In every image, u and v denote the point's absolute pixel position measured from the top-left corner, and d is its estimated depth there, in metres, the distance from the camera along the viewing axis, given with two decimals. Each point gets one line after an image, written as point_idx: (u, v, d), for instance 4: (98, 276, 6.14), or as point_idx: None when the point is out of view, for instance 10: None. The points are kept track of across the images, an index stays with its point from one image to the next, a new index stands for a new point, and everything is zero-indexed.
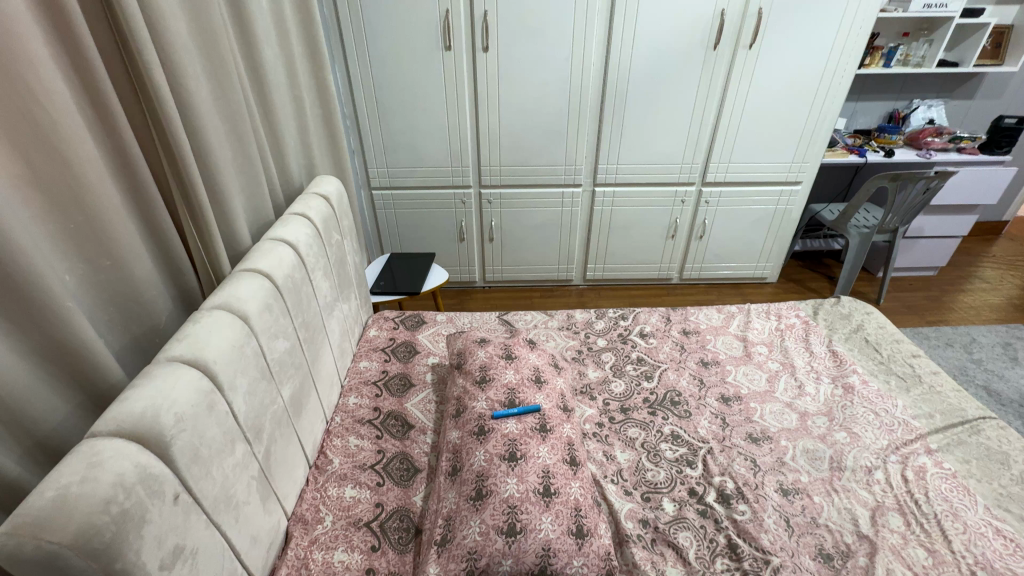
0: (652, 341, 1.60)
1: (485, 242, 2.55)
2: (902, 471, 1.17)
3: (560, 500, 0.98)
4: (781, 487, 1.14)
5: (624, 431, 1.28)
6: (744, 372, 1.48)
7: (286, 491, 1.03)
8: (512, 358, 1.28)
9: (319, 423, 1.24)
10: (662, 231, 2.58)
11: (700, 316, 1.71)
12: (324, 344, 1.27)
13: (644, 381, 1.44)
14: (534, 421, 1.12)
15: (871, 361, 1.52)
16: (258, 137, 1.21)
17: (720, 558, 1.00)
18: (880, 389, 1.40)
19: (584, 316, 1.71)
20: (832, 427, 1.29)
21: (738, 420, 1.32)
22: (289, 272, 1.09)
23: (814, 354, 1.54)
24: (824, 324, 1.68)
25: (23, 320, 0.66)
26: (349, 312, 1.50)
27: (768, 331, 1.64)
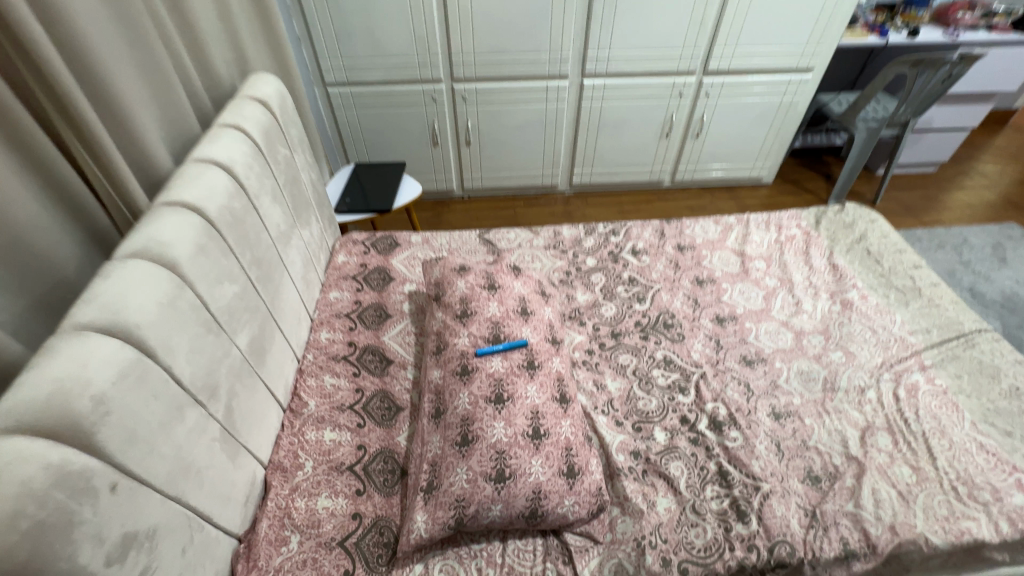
0: (645, 259, 1.49)
1: (461, 146, 2.30)
2: (894, 389, 1.16)
3: (551, 441, 0.94)
4: (773, 412, 1.11)
5: (615, 358, 1.23)
6: (740, 290, 1.40)
7: (258, 442, 0.97)
8: (495, 288, 1.16)
9: (289, 363, 1.14)
10: (656, 130, 2.35)
11: (696, 229, 1.59)
12: (284, 278, 1.13)
13: (636, 304, 1.36)
14: (522, 356, 1.04)
15: (871, 274, 1.45)
16: (161, 24, 0.94)
17: (710, 486, 1.00)
18: (879, 304, 1.34)
19: (572, 233, 1.57)
20: (828, 346, 1.24)
21: (732, 342, 1.27)
22: (224, 203, 0.91)
23: (813, 268, 1.46)
24: (827, 234, 1.57)
25: None
26: (311, 237, 1.33)
27: (767, 244, 1.54)
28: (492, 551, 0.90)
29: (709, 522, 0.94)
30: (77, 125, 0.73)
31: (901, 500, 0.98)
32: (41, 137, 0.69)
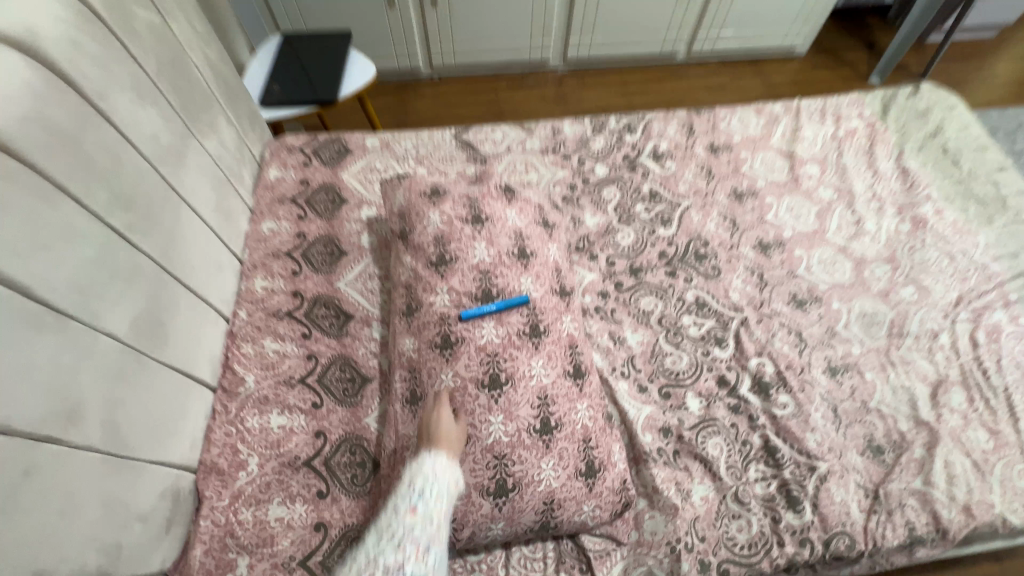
0: (670, 166, 1.16)
1: (425, 7, 1.77)
2: (972, 332, 0.95)
3: (564, 434, 0.72)
4: (829, 367, 0.91)
5: (635, 303, 0.97)
6: (788, 206, 1.11)
7: (176, 447, 0.73)
8: (481, 221, 0.85)
9: (213, 327, 0.86)
10: None
11: (733, 122, 1.24)
12: (181, 216, 0.80)
13: (660, 228, 1.07)
14: (522, 319, 0.78)
15: (947, 180, 1.16)
16: None
17: (755, 465, 0.82)
18: (956, 222, 1.08)
19: (576, 131, 1.21)
20: (896, 280, 1.01)
21: (779, 276, 1.02)
22: (29, 111, 0.55)
23: (878, 174, 1.16)
24: (894, 127, 1.25)
25: None
26: (219, 147, 0.96)
27: (822, 141, 1.21)
28: (493, 563, 0.73)
29: (755, 512, 0.78)
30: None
31: (976, 472, 0.82)
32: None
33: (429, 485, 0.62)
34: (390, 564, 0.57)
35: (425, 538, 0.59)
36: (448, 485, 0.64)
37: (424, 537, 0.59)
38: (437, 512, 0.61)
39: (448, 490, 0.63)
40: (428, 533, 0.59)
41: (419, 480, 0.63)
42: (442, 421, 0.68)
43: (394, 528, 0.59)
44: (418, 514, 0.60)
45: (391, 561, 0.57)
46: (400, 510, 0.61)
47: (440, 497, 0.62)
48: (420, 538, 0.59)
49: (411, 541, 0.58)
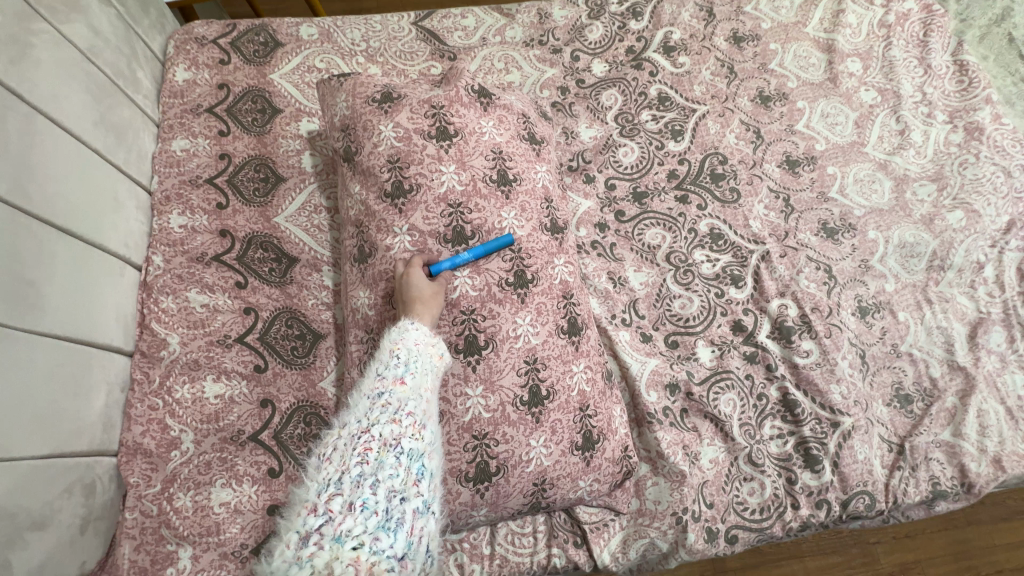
0: (683, 61, 0.94)
1: None
2: (1020, 263, 0.83)
3: (558, 404, 0.60)
4: (859, 307, 0.79)
5: (638, 235, 0.82)
6: (822, 113, 0.92)
7: (79, 431, 0.59)
8: (448, 136, 0.66)
9: (119, 278, 0.69)
10: None
11: (762, 4, 1.00)
12: (35, 125, 0.59)
13: (669, 142, 0.88)
14: (505, 264, 0.62)
15: (1008, 79, 0.97)
16: None
17: (770, 422, 0.72)
18: (1016, 130, 0.91)
19: (568, 15, 0.96)
20: (941, 203, 0.86)
21: (808, 200, 0.86)
22: None
23: (930, 70, 0.96)
24: (953, 10, 1.03)
25: None
26: (89, 34, 0.71)
27: (867, 29, 0.99)
28: (477, 541, 0.64)
29: (769, 474, 0.69)
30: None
31: (1010, 421, 0.74)
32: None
33: (416, 354, 0.51)
34: (387, 433, 0.45)
35: (420, 408, 0.48)
36: (434, 359, 0.53)
37: (421, 407, 0.48)
38: (426, 383, 0.51)
39: (434, 365, 0.53)
40: (424, 404, 0.48)
41: (403, 349, 0.51)
42: (417, 278, 0.58)
43: (384, 394, 0.47)
44: (410, 383, 0.49)
45: (390, 428, 0.45)
46: (385, 377, 0.49)
47: (428, 368, 0.52)
48: (417, 408, 0.47)
49: (407, 408, 0.47)
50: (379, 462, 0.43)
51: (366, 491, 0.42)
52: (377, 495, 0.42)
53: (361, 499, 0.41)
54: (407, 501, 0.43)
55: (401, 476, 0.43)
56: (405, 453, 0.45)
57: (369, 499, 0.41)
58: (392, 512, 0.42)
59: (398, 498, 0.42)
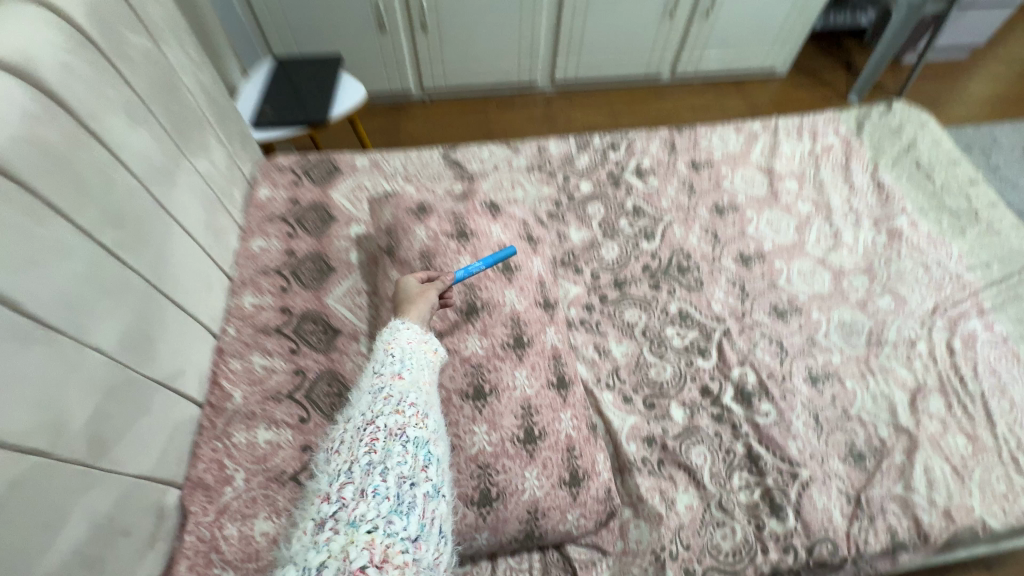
0: (652, 182, 1.19)
1: (416, 31, 1.89)
2: (948, 340, 0.97)
3: (549, 443, 0.73)
4: (810, 375, 0.92)
5: (620, 315, 0.99)
6: (768, 220, 1.14)
7: (162, 462, 0.73)
8: (466, 236, 0.88)
9: (201, 344, 0.87)
10: (655, 7, 1.95)
11: (714, 140, 1.28)
12: (170, 232, 0.81)
13: (643, 242, 1.09)
14: (507, 330, 0.80)
15: (920, 193, 1.20)
16: None
17: (738, 473, 0.82)
18: (931, 233, 1.11)
19: (561, 149, 1.24)
20: (874, 290, 1.03)
21: (760, 287, 1.04)
22: (19, 132, 0.56)
23: (854, 188, 1.20)
24: (869, 144, 1.29)
25: None
26: (210, 167, 0.98)
27: (799, 157, 1.25)
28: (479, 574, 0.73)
29: (739, 520, 0.78)
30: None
31: (956, 477, 0.83)
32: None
33: (411, 356, 0.68)
34: (392, 426, 0.59)
35: (419, 398, 0.64)
36: (426, 356, 0.69)
37: (419, 402, 0.63)
38: (421, 377, 0.68)
39: (428, 360, 0.69)
40: (422, 397, 0.64)
41: (400, 353, 0.68)
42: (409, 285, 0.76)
43: (389, 393, 0.63)
44: (407, 381, 0.64)
45: (396, 421, 0.59)
46: (388, 378, 0.64)
47: (421, 363, 0.69)
48: (417, 401, 0.63)
49: (409, 399, 0.63)
50: (386, 451, 0.57)
51: (377, 478, 0.55)
52: (387, 481, 0.55)
53: (374, 485, 0.54)
54: (415, 486, 0.56)
55: (408, 464, 0.57)
56: (409, 442, 0.59)
57: (380, 486, 0.54)
58: (402, 497, 0.55)
59: (407, 484, 0.56)
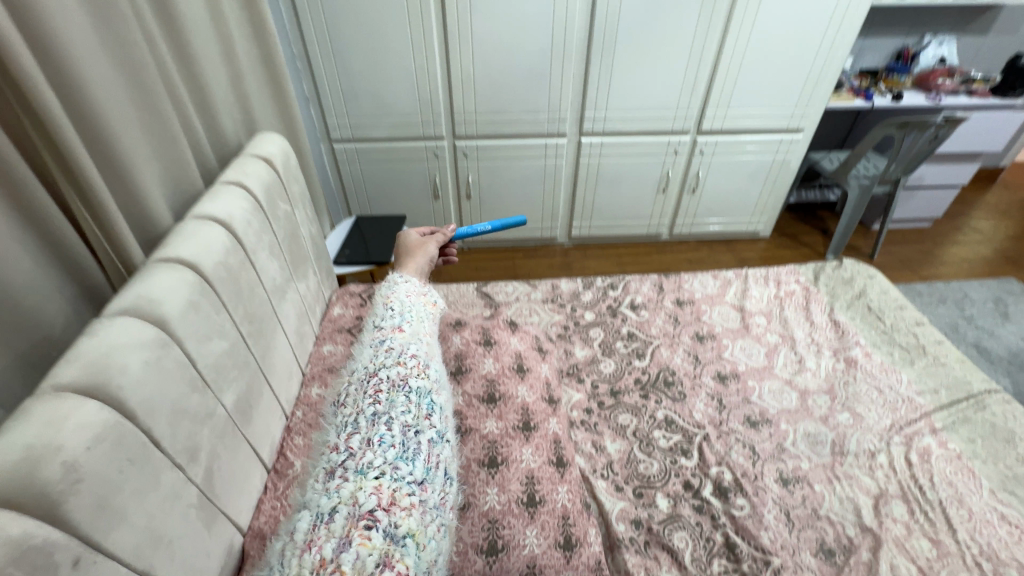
0: (644, 314, 1.47)
1: (462, 199, 2.43)
2: (906, 453, 1.11)
3: (546, 509, 0.89)
4: (781, 477, 1.07)
5: (615, 418, 1.18)
6: (741, 347, 1.38)
7: (240, 508, 0.91)
8: (491, 344, 1.15)
9: (277, 420, 1.10)
10: (652, 184, 2.46)
11: (695, 283, 1.58)
12: (275, 333, 1.11)
13: (635, 360, 1.33)
14: (518, 415, 1.01)
15: (873, 331, 1.43)
16: (174, 92, 0.97)
17: (717, 560, 0.93)
18: (883, 363, 1.31)
19: (570, 287, 1.56)
20: (835, 407, 1.21)
21: (735, 401, 1.23)
22: (220, 260, 0.91)
23: (814, 324, 1.44)
24: (825, 290, 1.57)
25: None
26: (306, 290, 1.32)
27: (767, 299, 1.53)
28: None
29: None
30: (68, 168, 0.72)
31: None
32: (33, 183, 0.67)
33: (409, 313, 0.88)
34: (394, 379, 0.74)
35: (418, 350, 0.81)
36: (427, 306, 0.94)
37: (419, 353, 0.80)
38: (420, 330, 0.87)
39: (428, 307, 0.94)
40: (422, 349, 0.82)
41: (399, 308, 0.88)
42: (408, 237, 1.14)
43: (391, 345, 0.80)
44: (407, 332, 0.84)
45: (397, 373, 0.75)
46: (391, 332, 0.82)
47: (419, 318, 0.89)
48: (417, 352, 0.80)
49: (408, 352, 0.79)
50: (390, 402, 0.71)
51: (382, 429, 0.67)
52: (391, 433, 0.67)
53: (379, 437, 0.66)
54: (418, 434, 0.70)
55: (410, 416, 0.70)
56: (411, 392, 0.73)
57: (384, 438, 0.66)
58: (405, 447, 0.67)
59: (411, 432, 0.69)
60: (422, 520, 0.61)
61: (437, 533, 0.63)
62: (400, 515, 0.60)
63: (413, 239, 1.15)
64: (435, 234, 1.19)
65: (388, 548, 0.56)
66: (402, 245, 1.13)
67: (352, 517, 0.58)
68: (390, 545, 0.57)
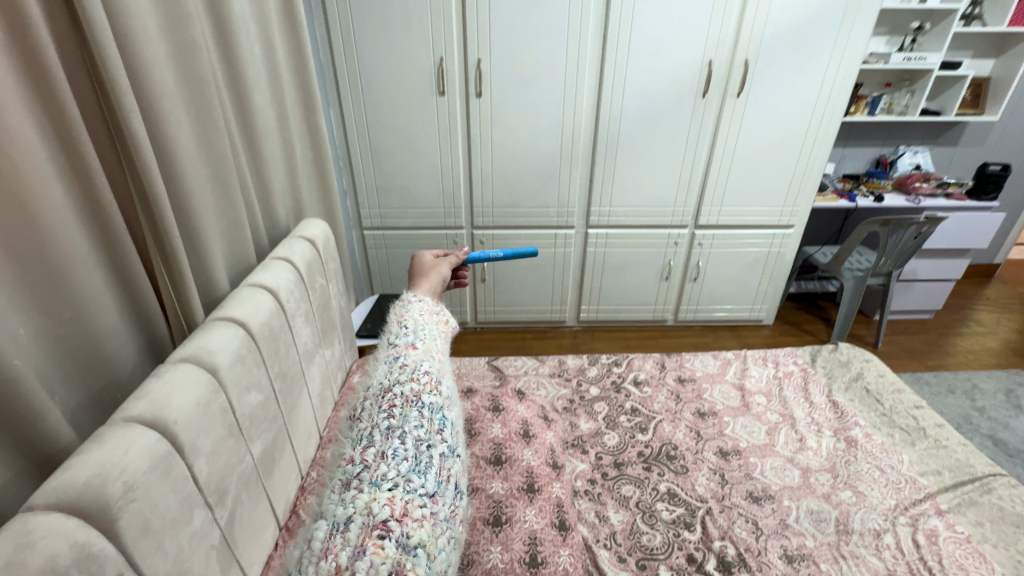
0: (647, 390, 1.53)
1: (477, 282, 2.60)
2: (913, 534, 1.10)
3: (548, 570, 0.91)
4: (785, 553, 1.07)
5: (618, 489, 1.21)
6: (742, 424, 1.42)
7: (252, 560, 0.94)
8: (499, 411, 1.25)
9: (294, 478, 1.15)
10: (655, 272, 2.62)
11: (696, 362, 1.66)
12: (301, 394, 1.20)
13: (638, 434, 1.38)
14: (522, 477, 1.07)
15: (873, 413, 1.46)
16: (245, 182, 1.17)
17: None
18: (884, 443, 1.34)
19: (576, 362, 1.65)
20: (836, 485, 1.22)
21: (737, 477, 1.25)
22: (265, 320, 1.04)
23: (814, 404, 1.48)
24: (823, 372, 1.63)
25: None
26: (332, 358, 1.43)
27: (766, 379, 1.59)
28: None
29: None
30: (160, 238, 0.88)
31: None
32: (131, 249, 0.82)
33: (422, 331, 0.99)
34: (408, 395, 0.82)
35: (429, 366, 0.91)
36: (440, 322, 1.07)
37: (431, 372, 0.89)
38: (431, 347, 0.97)
39: (442, 324, 1.06)
40: (434, 367, 0.92)
41: (414, 327, 0.99)
42: (423, 259, 1.28)
43: (405, 362, 0.89)
44: (420, 349, 0.93)
45: (411, 390, 0.83)
46: (406, 350, 0.93)
47: (431, 336, 1.00)
48: (429, 370, 0.89)
49: (421, 369, 0.88)
50: (403, 416, 0.78)
51: (396, 444, 0.74)
52: (404, 447, 0.74)
53: (393, 452, 0.73)
54: (429, 449, 0.76)
55: (422, 430, 0.77)
56: (423, 407, 0.81)
57: (398, 452, 0.73)
58: (418, 461, 0.73)
59: (422, 446, 0.75)
60: (432, 532, 0.66)
61: (446, 547, 0.68)
62: (412, 525, 0.65)
63: (428, 261, 1.28)
64: (448, 256, 1.32)
65: (400, 557, 0.61)
66: (417, 265, 1.27)
67: (366, 527, 0.63)
68: (402, 554, 0.61)
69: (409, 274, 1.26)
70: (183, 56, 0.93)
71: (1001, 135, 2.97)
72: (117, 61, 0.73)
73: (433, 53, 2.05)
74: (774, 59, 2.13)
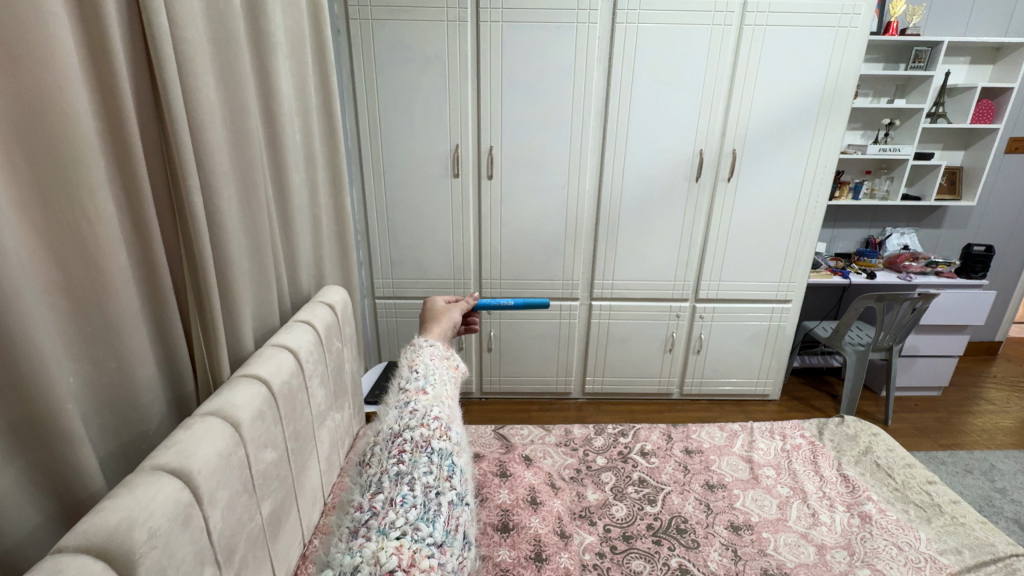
0: (654, 460, 1.52)
1: (484, 351, 2.65)
2: None
3: None
4: None
5: (627, 563, 1.17)
6: (753, 497, 1.39)
7: None
8: (507, 476, 1.38)
9: (296, 545, 1.13)
10: (659, 345, 2.67)
11: (703, 434, 1.65)
12: (310, 456, 1.22)
13: (647, 505, 1.35)
14: (529, 547, 1.17)
15: (885, 488, 1.44)
16: (275, 252, 1.27)
17: None
18: (899, 520, 1.31)
19: (583, 432, 1.65)
20: (853, 563, 1.19)
21: (750, 552, 1.22)
22: (286, 379, 1.09)
23: (824, 478, 1.46)
24: (832, 445, 1.62)
25: (25, 437, 0.64)
26: (341, 422, 1.45)
27: (775, 451, 1.58)
28: None
29: None
30: (200, 299, 0.96)
31: None
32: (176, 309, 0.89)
33: (431, 375, 1.05)
34: (418, 440, 0.87)
35: (439, 412, 0.96)
36: (451, 368, 1.14)
37: (442, 417, 0.95)
38: (440, 393, 1.03)
39: (452, 369, 1.14)
40: (444, 410, 0.97)
41: (423, 370, 1.06)
42: (435, 304, 1.35)
43: (414, 406, 0.95)
44: (429, 394, 0.99)
45: (420, 434, 0.88)
46: (416, 395, 0.98)
47: (440, 381, 1.06)
48: (439, 416, 0.94)
49: (431, 415, 0.93)
50: (413, 462, 0.83)
51: (405, 491, 0.77)
52: (414, 495, 0.77)
53: (402, 499, 0.76)
54: (436, 496, 0.80)
55: (431, 477, 0.82)
56: (432, 452, 0.86)
57: (407, 499, 0.76)
58: (427, 508, 0.77)
59: (431, 493, 0.79)
60: None
61: None
62: None
63: (438, 305, 1.36)
64: (459, 302, 1.39)
65: None
66: (429, 310, 1.34)
67: None
68: None
69: (420, 318, 1.33)
70: (239, 145, 1.07)
71: (983, 218, 3.14)
72: (188, 147, 0.86)
73: (450, 141, 2.27)
74: (760, 149, 2.33)
